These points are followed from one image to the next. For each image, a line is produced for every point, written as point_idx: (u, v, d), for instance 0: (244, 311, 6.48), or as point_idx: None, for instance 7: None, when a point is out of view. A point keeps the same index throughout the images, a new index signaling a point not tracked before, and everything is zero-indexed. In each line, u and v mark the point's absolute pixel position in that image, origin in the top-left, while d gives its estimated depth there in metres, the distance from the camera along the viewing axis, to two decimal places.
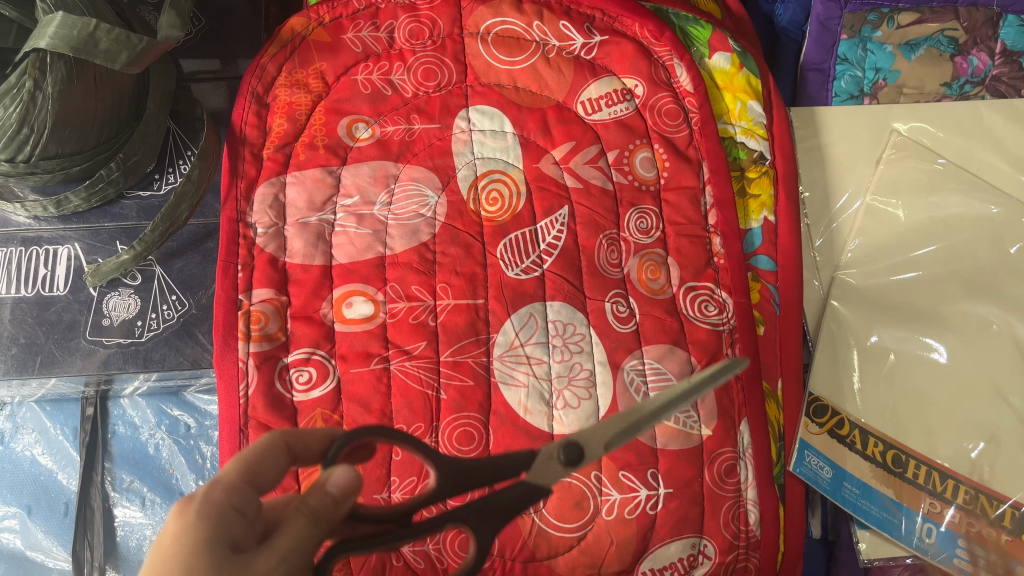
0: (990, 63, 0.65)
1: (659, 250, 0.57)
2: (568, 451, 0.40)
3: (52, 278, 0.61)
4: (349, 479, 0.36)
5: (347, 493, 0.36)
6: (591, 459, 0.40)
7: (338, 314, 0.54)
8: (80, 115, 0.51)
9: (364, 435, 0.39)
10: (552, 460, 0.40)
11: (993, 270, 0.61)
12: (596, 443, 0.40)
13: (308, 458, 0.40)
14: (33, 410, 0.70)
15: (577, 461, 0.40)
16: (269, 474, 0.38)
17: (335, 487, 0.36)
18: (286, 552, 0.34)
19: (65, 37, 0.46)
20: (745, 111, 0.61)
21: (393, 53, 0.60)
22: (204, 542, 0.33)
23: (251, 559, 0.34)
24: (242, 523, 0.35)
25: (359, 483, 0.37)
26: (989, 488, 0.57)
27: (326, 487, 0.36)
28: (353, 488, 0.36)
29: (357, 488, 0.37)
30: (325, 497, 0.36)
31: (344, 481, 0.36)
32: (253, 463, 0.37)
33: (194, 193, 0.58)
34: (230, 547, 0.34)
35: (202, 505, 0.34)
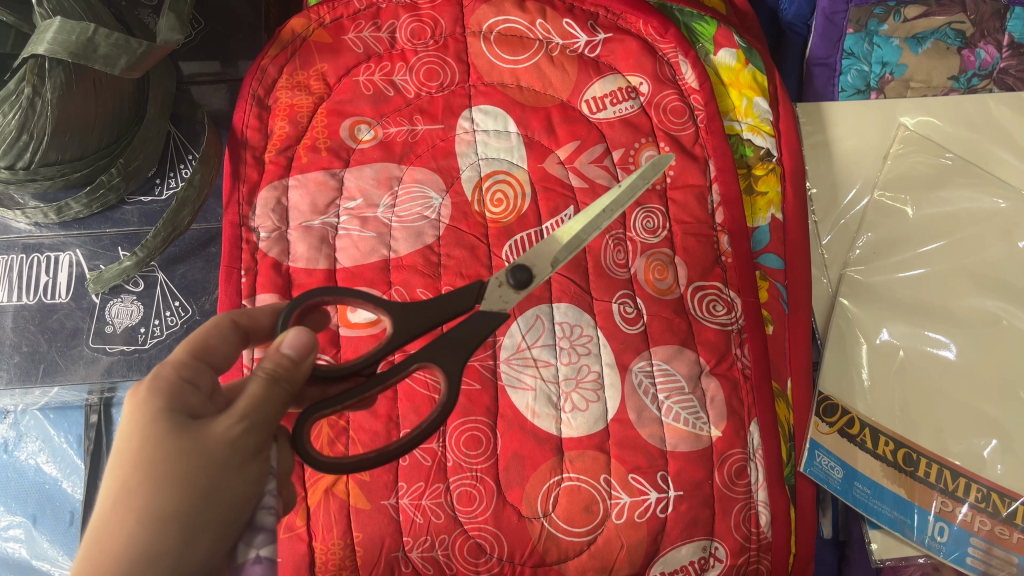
0: (998, 56, 0.64)
1: (666, 249, 0.56)
2: (516, 275, 0.43)
3: (54, 285, 0.61)
4: (300, 340, 0.37)
5: (302, 354, 0.37)
6: (539, 279, 0.44)
7: (342, 318, 0.54)
8: (79, 121, 0.50)
9: (313, 294, 0.41)
10: (503, 286, 0.43)
11: (1002, 265, 0.60)
12: (544, 265, 0.44)
13: (262, 334, 0.42)
14: (37, 418, 0.70)
15: (526, 284, 0.43)
16: (218, 350, 0.39)
17: (288, 348, 0.37)
18: (244, 409, 0.35)
19: (63, 43, 0.45)
20: (751, 107, 0.60)
21: (395, 53, 0.59)
22: (159, 410, 0.34)
23: (209, 420, 0.35)
24: (198, 394, 0.36)
25: (313, 344, 0.38)
26: (1001, 486, 0.56)
27: (280, 349, 0.37)
28: (306, 348, 0.37)
29: (312, 349, 0.38)
30: (281, 359, 0.36)
31: (295, 342, 0.37)
32: (202, 342, 0.39)
33: (196, 198, 0.57)
34: (187, 413, 0.35)
35: (151, 380, 0.35)
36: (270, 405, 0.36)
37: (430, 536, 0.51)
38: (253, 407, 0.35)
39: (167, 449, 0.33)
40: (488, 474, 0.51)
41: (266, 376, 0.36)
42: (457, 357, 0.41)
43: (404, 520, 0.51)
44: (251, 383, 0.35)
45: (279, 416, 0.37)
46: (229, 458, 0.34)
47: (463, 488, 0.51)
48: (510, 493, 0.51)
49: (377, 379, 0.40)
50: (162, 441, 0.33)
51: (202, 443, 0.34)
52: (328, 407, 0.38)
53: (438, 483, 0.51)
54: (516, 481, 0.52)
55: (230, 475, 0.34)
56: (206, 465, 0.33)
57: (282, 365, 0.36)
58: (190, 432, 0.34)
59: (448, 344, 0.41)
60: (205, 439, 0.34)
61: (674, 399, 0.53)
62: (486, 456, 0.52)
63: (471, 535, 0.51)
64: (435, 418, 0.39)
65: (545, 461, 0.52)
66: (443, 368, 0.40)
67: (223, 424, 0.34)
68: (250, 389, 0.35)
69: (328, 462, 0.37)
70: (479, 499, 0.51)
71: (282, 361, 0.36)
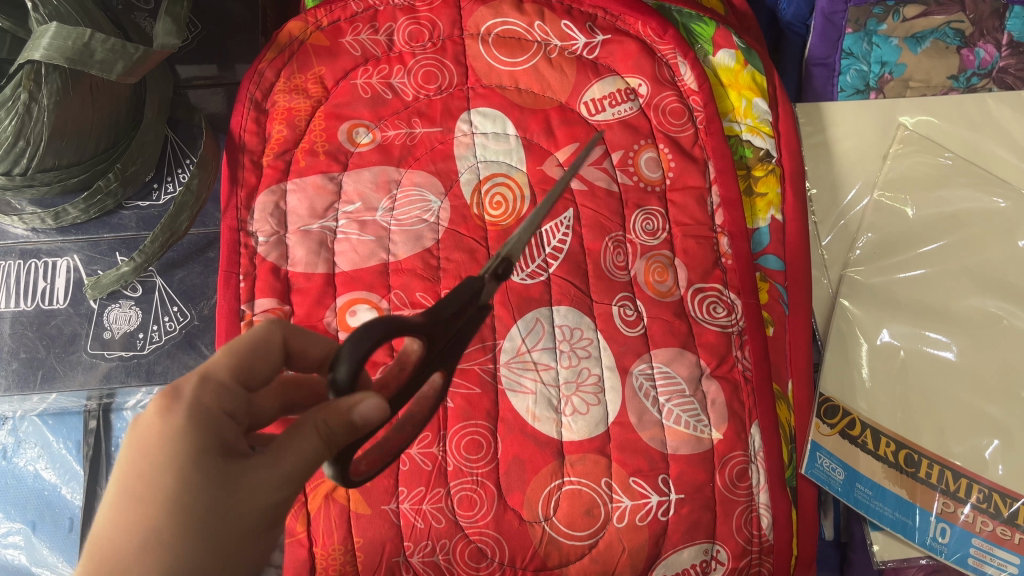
0: (997, 55, 0.64)
1: (665, 251, 0.56)
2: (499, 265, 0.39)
3: (52, 290, 0.60)
4: (371, 411, 0.33)
5: (367, 422, 0.33)
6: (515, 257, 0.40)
7: (342, 322, 0.53)
8: (76, 126, 0.50)
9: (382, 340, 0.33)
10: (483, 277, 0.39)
11: (1002, 264, 0.60)
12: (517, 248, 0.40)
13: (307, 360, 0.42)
14: (36, 423, 0.69)
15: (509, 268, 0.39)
16: (262, 373, 0.39)
17: (358, 417, 0.33)
18: (289, 473, 0.34)
19: (59, 48, 0.45)
20: (751, 108, 0.60)
21: (393, 56, 0.59)
22: (195, 447, 0.33)
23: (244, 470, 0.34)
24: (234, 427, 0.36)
25: (386, 412, 0.34)
26: (1003, 486, 0.56)
27: (350, 415, 0.33)
28: (377, 413, 0.33)
29: (377, 415, 0.33)
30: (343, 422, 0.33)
31: (369, 409, 0.33)
32: (249, 359, 0.38)
33: (194, 203, 0.57)
34: (225, 450, 0.34)
35: (194, 405, 0.34)
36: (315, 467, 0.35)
37: (431, 541, 0.50)
38: (299, 470, 0.34)
39: (202, 506, 0.33)
40: (489, 478, 0.51)
41: (320, 437, 0.34)
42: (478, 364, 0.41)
43: (404, 525, 0.51)
44: (308, 448, 0.34)
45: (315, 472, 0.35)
46: (258, 524, 0.34)
47: (464, 493, 0.51)
48: (510, 497, 0.51)
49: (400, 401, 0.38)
50: (195, 487, 0.33)
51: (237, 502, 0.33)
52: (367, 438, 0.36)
53: (439, 487, 0.51)
54: (517, 485, 0.51)
55: (257, 536, 0.34)
56: (236, 528, 0.33)
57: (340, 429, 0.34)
58: (227, 484, 0.33)
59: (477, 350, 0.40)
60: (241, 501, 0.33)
61: (675, 401, 0.53)
62: (486, 460, 0.52)
63: (472, 539, 0.51)
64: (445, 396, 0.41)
65: (546, 464, 0.52)
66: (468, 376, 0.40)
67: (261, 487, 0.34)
68: (304, 454, 0.34)
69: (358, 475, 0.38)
70: (480, 503, 0.51)
71: (341, 424, 0.33)
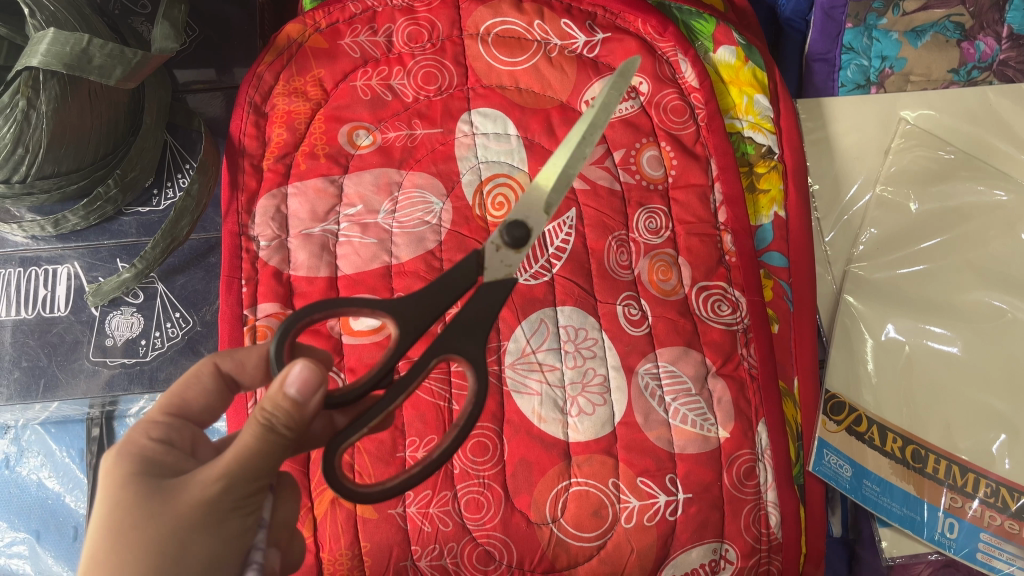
0: (998, 48, 0.63)
1: (670, 249, 0.56)
2: (513, 234, 0.41)
3: (53, 298, 0.60)
4: (306, 378, 0.34)
5: (307, 394, 0.34)
6: (535, 235, 0.41)
7: (345, 327, 0.53)
8: (75, 134, 0.49)
9: (300, 317, 0.38)
10: (501, 249, 0.41)
11: (1006, 258, 0.60)
12: (537, 214, 0.42)
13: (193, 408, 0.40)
14: (38, 432, 0.66)
15: (523, 242, 0.41)
16: (196, 401, 0.40)
17: (293, 390, 0.34)
18: (226, 468, 0.34)
19: (57, 54, 0.45)
20: (752, 105, 0.60)
21: (392, 57, 0.58)
22: (130, 473, 0.34)
23: (192, 479, 0.34)
24: (174, 453, 0.36)
25: (322, 381, 0.34)
26: (1011, 481, 0.56)
27: (282, 390, 0.34)
28: (313, 387, 0.34)
29: (320, 383, 0.34)
30: (282, 401, 0.34)
31: (301, 381, 0.34)
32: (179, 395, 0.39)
33: (194, 208, 0.57)
34: (162, 471, 0.35)
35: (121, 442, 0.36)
36: (269, 451, 0.34)
37: (438, 545, 0.50)
38: (240, 463, 0.34)
39: (138, 514, 0.33)
40: (496, 481, 0.51)
41: (264, 424, 0.34)
42: (477, 341, 0.39)
43: (411, 529, 0.50)
44: (247, 433, 0.34)
45: (274, 457, 0.35)
46: (204, 520, 0.33)
47: (471, 496, 0.51)
48: (517, 499, 0.51)
49: (400, 387, 0.37)
50: (128, 510, 0.33)
51: (180, 506, 0.33)
52: (355, 434, 0.36)
53: (445, 490, 0.51)
54: (524, 487, 0.51)
55: (201, 535, 0.33)
56: (173, 530, 0.33)
57: (280, 408, 0.34)
58: (166, 495, 0.33)
59: (466, 327, 0.39)
60: (185, 502, 0.33)
61: (681, 401, 0.53)
62: (493, 463, 0.51)
63: (479, 542, 0.50)
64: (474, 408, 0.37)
65: (553, 466, 0.51)
66: (469, 357, 0.39)
67: (209, 482, 0.34)
68: (243, 441, 0.34)
69: (376, 492, 0.36)
70: (487, 506, 0.51)
71: (284, 406, 0.34)
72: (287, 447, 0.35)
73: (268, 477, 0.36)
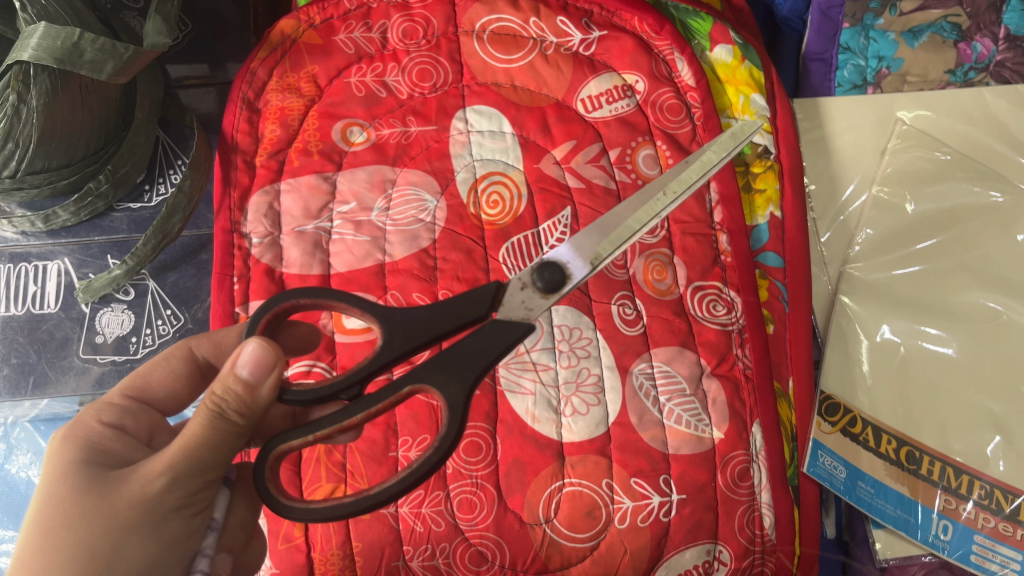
0: (995, 49, 0.63)
1: (665, 249, 0.56)
2: (546, 278, 0.41)
3: (42, 294, 0.59)
4: (258, 359, 0.34)
5: (259, 375, 0.34)
6: (570, 284, 0.41)
7: (337, 325, 0.53)
8: (66, 129, 0.49)
9: (285, 298, 0.39)
10: (528, 288, 0.41)
11: (1001, 259, 0.59)
12: (580, 265, 0.42)
13: (157, 396, 0.42)
14: (28, 429, 0.61)
15: (555, 288, 0.41)
16: (157, 386, 0.42)
17: (244, 370, 0.34)
18: (170, 461, 0.34)
19: (48, 49, 0.44)
20: (748, 104, 0.59)
21: (387, 54, 0.58)
22: (74, 466, 0.34)
23: (137, 472, 0.34)
24: (122, 446, 0.37)
25: (275, 362, 0.34)
26: (1005, 483, 0.55)
27: (234, 371, 0.34)
28: (265, 368, 0.34)
29: (272, 366, 0.34)
30: (235, 383, 0.34)
31: (252, 364, 0.34)
32: (142, 378, 0.41)
33: (187, 204, 0.56)
34: (107, 465, 0.35)
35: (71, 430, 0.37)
36: (217, 441, 0.34)
37: (430, 545, 0.50)
38: (185, 456, 0.34)
39: (77, 507, 0.33)
40: (488, 481, 0.51)
41: (214, 410, 0.34)
42: (463, 384, 0.38)
43: (404, 529, 0.50)
44: (194, 421, 0.34)
45: (223, 447, 0.35)
46: (143, 518, 0.33)
47: (464, 496, 0.50)
48: (511, 500, 0.51)
49: (363, 405, 0.37)
50: (69, 503, 0.33)
51: (122, 501, 0.33)
52: (296, 439, 0.37)
53: (438, 490, 0.50)
54: (517, 487, 0.51)
55: (140, 534, 0.33)
56: (109, 527, 0.33)
57: (232, 392, 0.34)
58: (109, 489, 0.34)
59: (455, 364, 0.38)
60: (127, 496, 0.33)
61: (676, 401, 0.53)
62: (486, 463, 0.51)
63: (472, 543, 0.50)
64: (432, 456, 0.35)
65: (547, 466, 0.51)
66: (445, 396, 0.37)
67: (153, 477, 0.34)
68: (191, 430, 0.34)
69: (297, 511, 0.35)
70: (480, 506, 0.50)
71: (234, 391, 0.34)
72: (240, 436, 0.35)
73: (216, 472, 0.36)
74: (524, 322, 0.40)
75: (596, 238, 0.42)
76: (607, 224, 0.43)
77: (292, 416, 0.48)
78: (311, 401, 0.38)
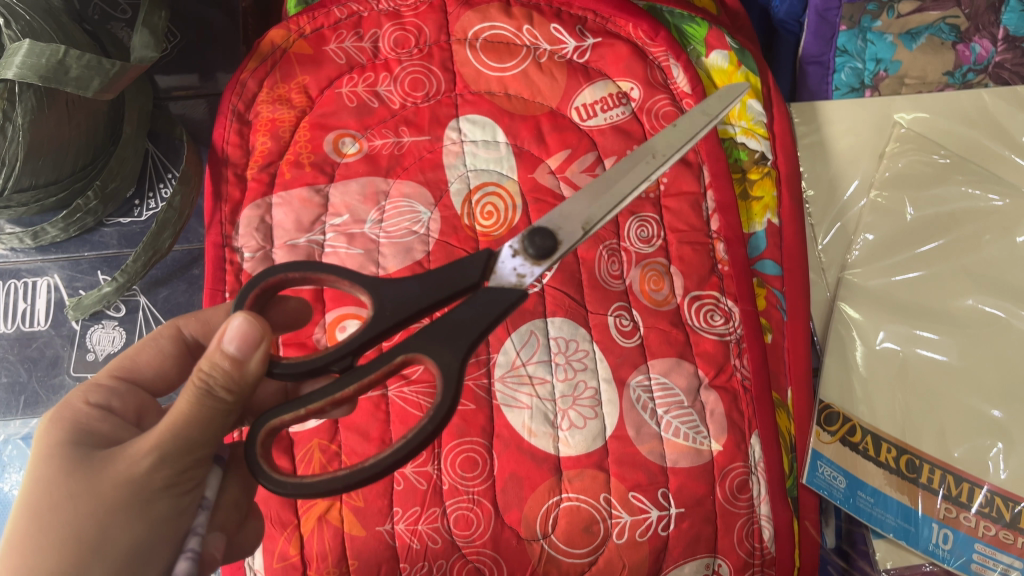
0: (993, 50, 0.63)
1: (662, 259, 0.55)
2: (537, 245, 0.40)
3: (32, 312, 0.59)
4: (244, 333, 0.34)
5: (245, 351, 0.34)
6: (562, 250, 0.40)
7: (331, 339, 0.52)
8: (53, 145, 0.48)
9: (273, 272, 0.39)
10: (522, 255, 0.40)
11: (1002, 264, 0.59)
12: (571, 230, 0.41)
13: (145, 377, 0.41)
14: (19, 447, 0.58)
15: (548, 253, 0.40)
16: (147, 367, 0.41)
17: (230, 346, 0.34)
18: (157, 440, 0.34)
19: (33, 66, 0.43)
20: (745, 110, 0.59)
21: (378, 63, 0.57)
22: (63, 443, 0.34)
23: (125, 450, 0.34)
24: (110, 424, 0.37)
25: (260, 336, 0.34)
26: (1005, 490, 0.55)
27: (220, 347, 0.34)
28: (252, 342, 0.34)
29: (259, 341, 0.34)
30: (221, 359, 0.33)
31: (239, 338, 0.34)
32: (130, 358, 0.41)
33: (177, 219, 0.55)
34: (95, 445, 0.35)
35: (60, 411, 0.36)
36: (207, 419, 0.34)
37: (427, 562, 0.49)
38: (173, 433, 0.34)
39: (63, 487, 0.33)
40: (485, 497, 0.50)
41: (200, 387, 0.34)
42: (456, 352, 0.37)
43: (400, 546, 0.49)
44: (180, 399, 0.34)
45: (212, 424, 0.34)
46: (130, 498, 0.33)
47: (460, 512, 0.50)
48: (508, 515, 0.50)
49: (355, 376, 0.37)
50: (56, 483, 0.33)
51: (109, 482, 0.33)
52: (288, 414, 0.36)
53: (434, 507, 0.50)
54: (515, 502, 0.50)
55: (129, 515, 0.33)
56: (97, 507, 0.33)
57: (219, 367, 0.33)
58: (96, 467, 0.33)
59: (448, 333, 0.38)
60: (114, 477, 0.33)
61: (674, 414, 0.52)
62: (482, 478, 0.50)
63: (469, 559, 0.50)
64: (427, 426, 0.35)
65: (544, 481, 0.51)
66: (439, 364, 0.37)
67: (139, 457, 0.33)
68: (179, 408, 0.33)
69: (291, 487, 0.34)
70: (476, 522, 0.50)
71: (222, 365, 0.33)
72: (229, 413, 0.35)
73: (207, 449, 0.35)
74: (516, 288, 0.39)
75: (587, 202, 0.42)
76: (598, 187, 0.42)
77: (285, 393, 0.47)
78: (301, 373, 0.37)
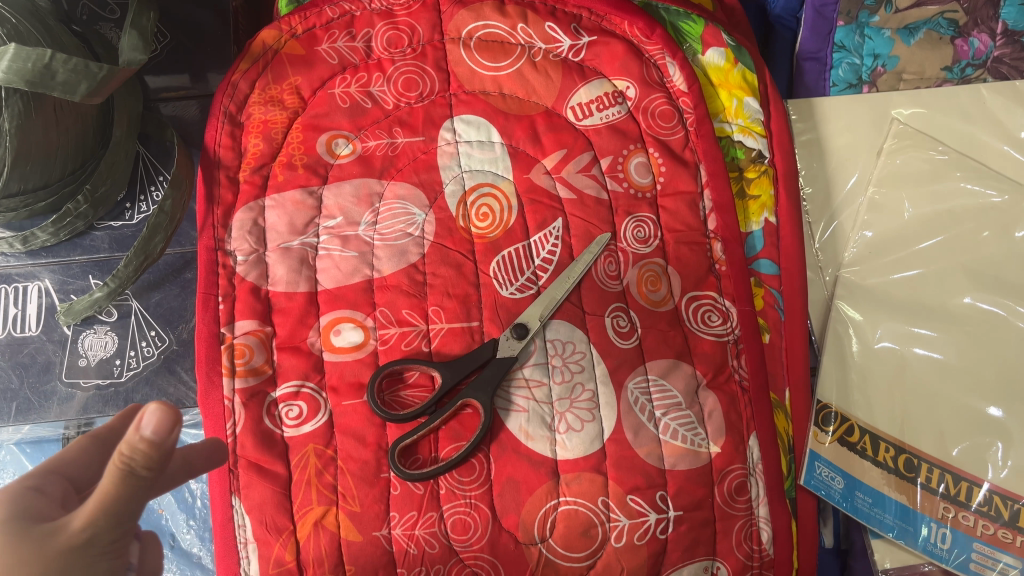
0: (992, 45, 0.62)
1: (659, 259, 0.54)
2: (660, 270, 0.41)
3: (23, 317, 0.58)
4: (161, 419, 0.30)
5: (163, 435, 0.30)
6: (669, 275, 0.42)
7: (326, 343, 0.52)
8: (42, 150, 0.47)
9: None
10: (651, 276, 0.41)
11: (1000, 262, 0.58)
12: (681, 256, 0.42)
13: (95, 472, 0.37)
14: (13, 452, 0.63)
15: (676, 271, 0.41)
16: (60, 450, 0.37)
17: (146, 430, 0.30)
18: (88, 519, 0.30)
19: (19, 70, 0.42)
20: (742, 108, 0.58)
21: (371, 63, 0.57)
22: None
23: (58, 529, 0.31)
24: (48, 500, 0.33)
25: (177, 418, 0.31)
26: (1003, 488, 0.55)
27: (137, 432, 0.30)
28: (168, 426, 0.30)
29: (175, 424, 0.31)
30: (138, 443, 0.30)
31: (157, 422, 0.30)
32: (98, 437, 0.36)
33: (168, 223, 0.54)
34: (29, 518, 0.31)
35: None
36: (131, 501, 0.31)
37: (424, 567, 0.49)
38: (104, 514, 0.31)
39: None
40: (482, 501, 0.50)
41: (121, 468, 0.30)
42: None
43: (397, 551, 0.49)
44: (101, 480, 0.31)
45: (137, 505, 0.32)
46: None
47: (457, 517, 0.49)
48: (505, 519, 0.50)
49: None
50: None
51: (45, 548, 0.30)
52: None
53: (432, 511, 0.49)
54: (512, 507, 0.50)
55: None
56: None
57: (137, 451, 0.30)
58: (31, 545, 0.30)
59: None
60: (49, 545, 0.30)
61: (672, 416, 0.52)
62: (480, 482, 0.50)
63: (466, 564, 0.49)
64: None
65: (541, 485, 0.50)
66: None
67: (78, 523, 0.31)
68: (102, 489, 0.30)
69: None
70: (474, 527, 0.49)
71: (140, 448, 0.30)
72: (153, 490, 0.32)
73: (130, 532, 0.32)
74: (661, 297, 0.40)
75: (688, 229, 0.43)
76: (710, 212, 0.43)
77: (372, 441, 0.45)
78: None
